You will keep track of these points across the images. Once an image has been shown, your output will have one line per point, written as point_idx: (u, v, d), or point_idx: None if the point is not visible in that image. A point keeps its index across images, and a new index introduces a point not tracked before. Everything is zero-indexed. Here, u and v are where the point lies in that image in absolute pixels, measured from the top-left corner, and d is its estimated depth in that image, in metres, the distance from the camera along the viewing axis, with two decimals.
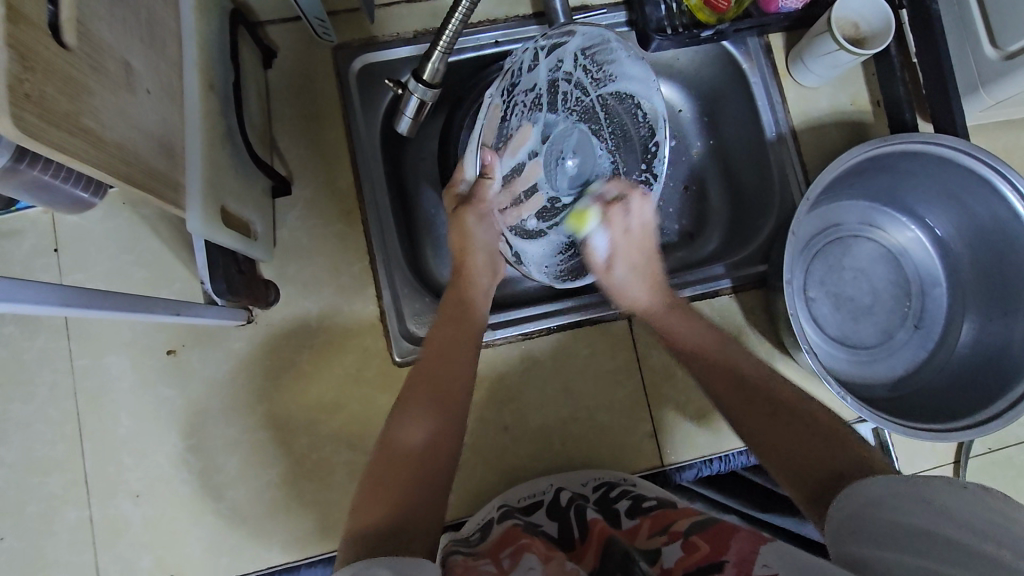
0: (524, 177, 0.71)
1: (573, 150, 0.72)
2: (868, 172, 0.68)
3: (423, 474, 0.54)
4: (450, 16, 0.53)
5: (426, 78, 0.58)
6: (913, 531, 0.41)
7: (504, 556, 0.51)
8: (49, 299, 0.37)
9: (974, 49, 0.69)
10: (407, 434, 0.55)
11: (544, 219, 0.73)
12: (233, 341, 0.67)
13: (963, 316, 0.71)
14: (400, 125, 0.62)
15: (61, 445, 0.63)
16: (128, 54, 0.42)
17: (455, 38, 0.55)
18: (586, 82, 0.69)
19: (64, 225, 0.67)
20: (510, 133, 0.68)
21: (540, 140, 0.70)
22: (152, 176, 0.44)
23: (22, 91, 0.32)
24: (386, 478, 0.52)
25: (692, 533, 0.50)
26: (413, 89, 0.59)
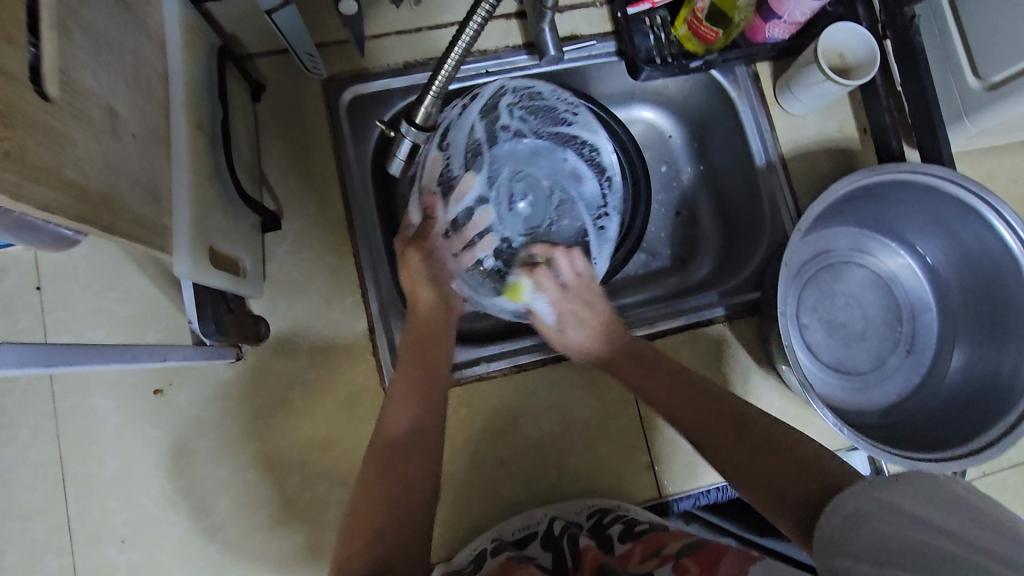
0: (474, 223, 0.73)
1: (523, 197, 0.76)
2: (858, 201, 0.69)
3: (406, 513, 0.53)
4: (444, 60, 0.52)
5: (419, 122, 0.57)
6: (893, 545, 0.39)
7: None
8: (29, 361, 0.36)
9: (957, 79, 0.70)
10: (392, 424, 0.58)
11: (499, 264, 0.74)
12: (222, 379, 0.65)
13: (953, 341, 0.71)
14: (393, 167, 0.62)
15: (43, 490, 0.62)
16: (112, 99, 0.42)
17: (449, 81, 0.54)
18: (524, 130, 0.74)
19: (47, 263, 0.65)
20: (453, 181, 0.73)
21: (487, 185, 0.74)
22: (139, 222, 0.43)
23: (3, 149, 0.31)
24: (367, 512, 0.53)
25: (683, 554, 0.50)
26: (405, 133, 0.58)
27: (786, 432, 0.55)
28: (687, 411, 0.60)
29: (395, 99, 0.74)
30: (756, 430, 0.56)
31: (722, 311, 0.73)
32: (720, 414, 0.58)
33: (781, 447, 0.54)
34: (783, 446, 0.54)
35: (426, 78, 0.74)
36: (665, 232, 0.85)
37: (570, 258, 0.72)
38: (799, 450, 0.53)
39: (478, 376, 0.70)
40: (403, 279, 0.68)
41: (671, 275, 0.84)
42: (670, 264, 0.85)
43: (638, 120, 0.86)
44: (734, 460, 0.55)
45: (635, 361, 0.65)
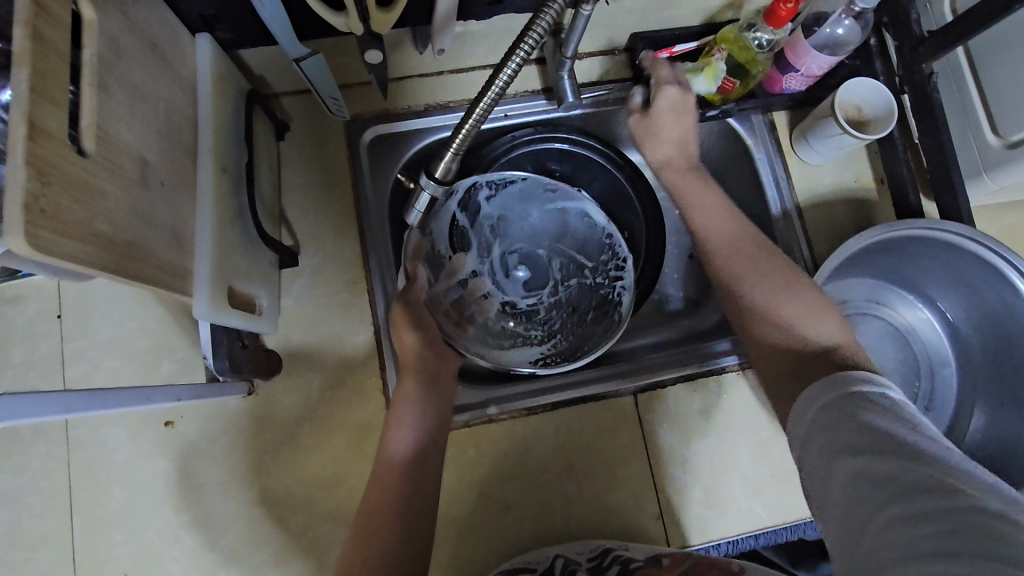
0: (475, 290, 0.77)
1: (520, 263, 0.79)
2: (876, 253, 0.68)
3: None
4: (465, 121, 0.52)
5: (438, 176, 0.58)
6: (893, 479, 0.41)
7: None
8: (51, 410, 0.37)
9: (975, 135, 0.70)
10: (394, 444, 0.58)
11: (508, 323, 0.77)
12: (232, 413, 0.66)
13: (973, 399, 0.70)
14: (410, 218, 0.62)
15: (51, 519, 0.62)
16: (144, 149, 0.43)
17: (469, 139, 0.55)
18: (497, 200, 0.76)
19: (69, 291, 0.67)
20: (444, 261, 0.75)
21: (479, 259, 0.77)
22: (162, 266, 0.44)
23: (39, 207, 0.32)
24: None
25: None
26: (425, 186, 0.59)
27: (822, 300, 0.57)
28: (748, 251, 0.61)
29: (415, 140, 0.76)
30: (790, 293, 0.57)
31: (736, 360, 0.72)
32: (783, 303, 0.57)
33: (810, 326, 0.56)
34: (808, 296, 0.57)
35: (445, 120, 0.75)
36: (679, 274, 0.85)
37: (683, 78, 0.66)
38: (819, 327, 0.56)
39: (487, 418, 0.69)
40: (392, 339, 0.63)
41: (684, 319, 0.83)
42: (683, 308, 0.84)
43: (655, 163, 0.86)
44: (767, 363, 0.57)
45: (744, 247, 0.61)
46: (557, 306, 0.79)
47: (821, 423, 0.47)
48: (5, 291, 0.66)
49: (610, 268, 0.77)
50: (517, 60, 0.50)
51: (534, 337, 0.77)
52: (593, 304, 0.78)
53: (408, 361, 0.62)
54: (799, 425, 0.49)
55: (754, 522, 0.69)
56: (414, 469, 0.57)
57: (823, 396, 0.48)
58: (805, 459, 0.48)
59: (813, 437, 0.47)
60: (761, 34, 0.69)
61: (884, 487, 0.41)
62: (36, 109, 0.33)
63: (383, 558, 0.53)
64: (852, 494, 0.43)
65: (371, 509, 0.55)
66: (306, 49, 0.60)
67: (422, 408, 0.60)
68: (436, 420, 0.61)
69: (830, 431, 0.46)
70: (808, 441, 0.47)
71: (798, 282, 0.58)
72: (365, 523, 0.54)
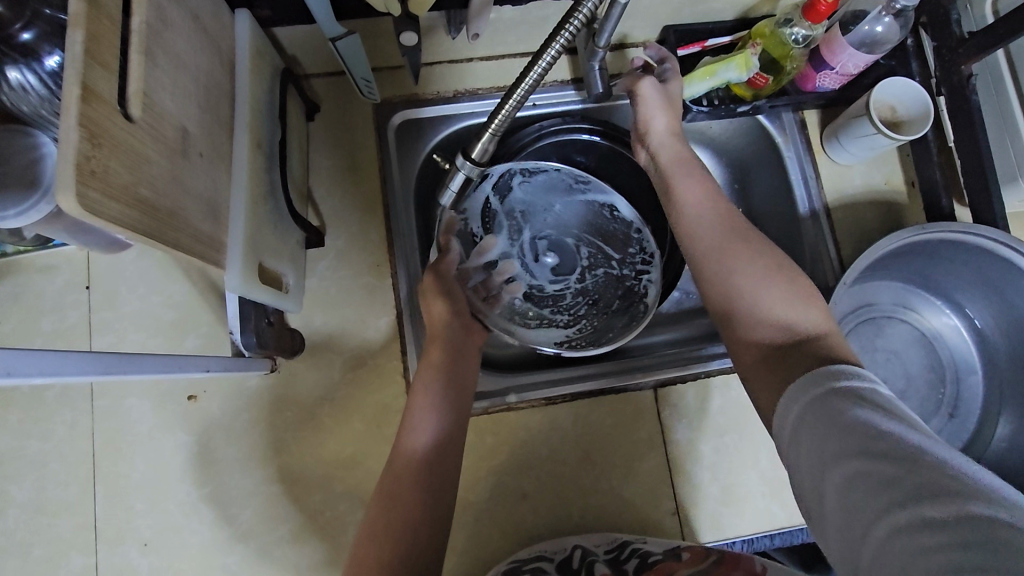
0: (501, 273, 0.76)
1: (548, 250, 0.79)
2: (905, 256, 0.68)
3: (409, 558, 0.52)
4: (501, 107, 0.53)
5: (474, 157, 0.58)
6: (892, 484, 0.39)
7: None
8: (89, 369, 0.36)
9: (1012, 139, 0.69)
10: (415, 436, 0.57)
11: (532, 306, 0.78)
12: (254, 390, 0.66)
13: (1000, 407, 0.69)
14: (444, 198, 0.63)
15: (74, 487, 0.63)
16: (185, 120, 0.43)
17: (505, 124, 0.54)
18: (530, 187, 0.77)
19: (98, 263, 0.67)
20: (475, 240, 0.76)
21: (509, 242, 0.78)
22: (199, 237, 0.44)
23: (89, 168, 0.33)
24: (372, 554, 0.51)
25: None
26: (461, 167, 0.59)
27: (800, 283, 0.54)
28: (726, 235, 0.58)
29: (442, 125, 0.76)
30: (775, 282, 0.54)
31: None
32: (767, 293, 0.54)
33: (794, 317, 0.52)
34: (792, 287, 0.54)
35: (474, 106, 0.75)
36: None
37: (650, 81, 0.65)
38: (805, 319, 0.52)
39: (506, 406, 0.69)
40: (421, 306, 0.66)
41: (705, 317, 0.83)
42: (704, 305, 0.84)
43: None
44: (753, 366, 0.52)
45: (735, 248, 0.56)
46: (582, 294, 0.79)
47: (814, 425, 0.44)
48: (36, 261, 0.66)
49: (637, 260, 0.78)
50: (563, 37, 0.48)
51: (557, 321, 0.78)
52: (617, 297, 0.78)
53: (436, 329, 0.64)
54: (785, 425, 0.46)
55: (770, 522, 0.68)
56: (433, 465, 0.56)
57: (807, 394, 0.46)
58: (799, 465, 0.44)
59: (805, 437, 0.44)
60: (799, 29, 0.68)
61: (884, 494, 0.39)
62: (88, 71, 0.33)
63: (406, 521, 0.53)
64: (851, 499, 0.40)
65: (397, 472, 0.55)
66: (342, 28, 0.60)
67: (450, 375, 0.61)
68: (462, 390, 0.61)
69: (820, 433, 0.43)
70: (799, 445, 0.45)
71: (787, 273, 0.55)
72: (388, 488, 0.55)
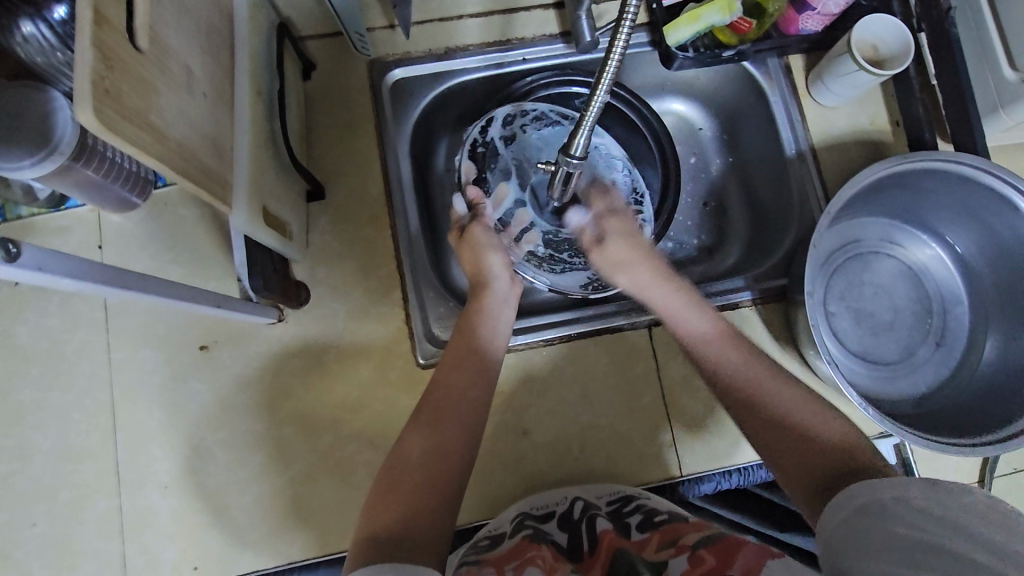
0: (516, 224, 0.78)
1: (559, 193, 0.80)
2: (888, 189, 0.70)
3: (434, 482, 0.54)
4: None
5: (576, 154, 0.54)
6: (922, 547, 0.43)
7: (508, 567, 0.52)
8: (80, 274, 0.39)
9: (992, 72, 0.70)
10: (407, 446, 0.56)
11: (553, 249, 0.79)
12: (262, 340, 0.69)
13: (985, 333, 0.71)
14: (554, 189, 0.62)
15: (95, 435, 0.66)
16: (189, 59, 0.45)
17: None
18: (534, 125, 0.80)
19: (108, 224, 0.70)
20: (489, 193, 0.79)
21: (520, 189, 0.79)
22: (207, 173, 0.47)
23: (104, 87, 0.35)
24: (400, 479, 0.54)
25: (699, 546, 0.51)
26: (564, 163, 0.57)
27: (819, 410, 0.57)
28: (740, 368, 0.61)
29: (434, 82, 0.77)
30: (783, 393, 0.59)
31: (750, 295, 0.74)
32: (787, 399, 0.58)
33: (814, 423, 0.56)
34: (800, 395, 0.59)
35: (467, 62, 0.77)
36: (693, 221, 0.87)
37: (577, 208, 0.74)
38: (827, 429, 0.55)
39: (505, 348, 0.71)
40: (467, 257, 0.70)
41: (698, 264, 0.86)
42: (696, 253, 0.86)
43: (669, 112, 0.88)
44: (803, 486, 0.53)
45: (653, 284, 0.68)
46: None
47: (876, 514, 0.45)
48: (49, 223, 0.69)
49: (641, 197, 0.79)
50: (621, 44, 0.45)
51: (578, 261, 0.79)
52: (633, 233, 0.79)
53: (480, 278, 0.69)
54: (829, 533, 0.46)
55: None
56: (432, 468, 0.55)
57: (852, 498, 0.46)
58: (850, 537, 0.45)
59: (867, 519, 0.45)
60: None
61: (936, 572, 0.42)
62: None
63: (440, 445, 0.56)
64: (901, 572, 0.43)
65: (438, 405, 0.58)
66: None
67: (491, 324, 0.65)
68: (498, 340, 0.65)
69: (888, 518, 0.44)
70: (857, 532, 0.45)
71: (777, 379, 0.60)
72: (423, 415, 0.58)
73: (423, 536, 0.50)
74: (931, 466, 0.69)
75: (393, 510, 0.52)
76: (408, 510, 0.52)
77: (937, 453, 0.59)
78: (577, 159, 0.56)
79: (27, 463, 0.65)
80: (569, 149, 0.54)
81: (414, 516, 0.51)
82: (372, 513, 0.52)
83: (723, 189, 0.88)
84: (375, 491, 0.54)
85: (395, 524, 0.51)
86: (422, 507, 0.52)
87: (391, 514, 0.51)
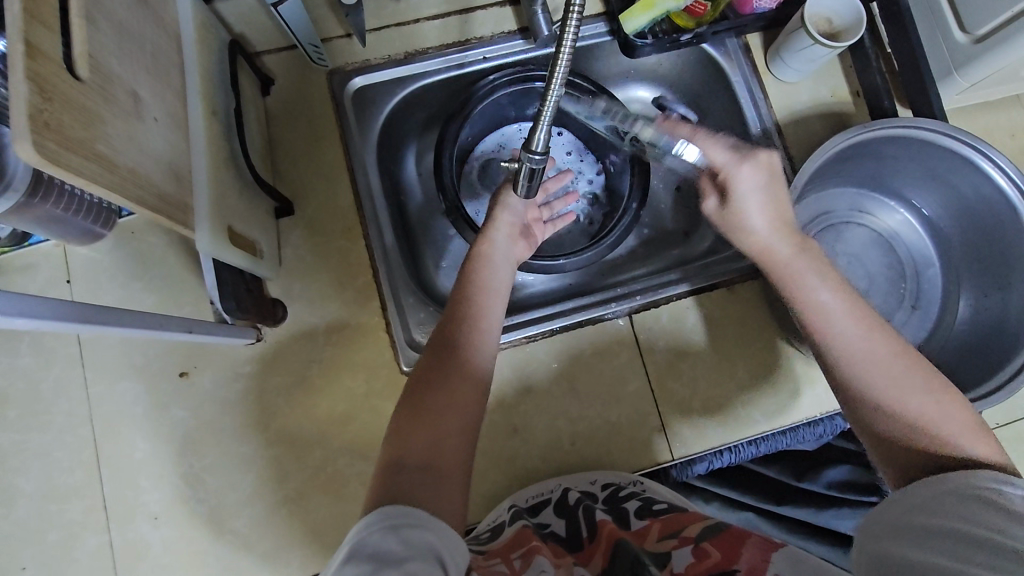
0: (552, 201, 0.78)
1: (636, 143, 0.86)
2: (854, 159, 0.70)
3: (444, 465, 0.52)
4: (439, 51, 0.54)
5: (537, 150, 0.54)
6: (938, 530, 0.44)
7: (515, 556, 0.52)
8: (43, 314, 0.39)
9: (944, 36, 0.71)
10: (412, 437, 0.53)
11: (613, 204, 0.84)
12: (242, 362, 0.68)
13: (958, 292, 0.73)
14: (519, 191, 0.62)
15: (79, 472, 0.65)
16: (135, 84, 0.45)
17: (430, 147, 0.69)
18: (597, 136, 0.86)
19: (76, 257, 0.69)
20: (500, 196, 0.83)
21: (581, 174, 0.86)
22: (166, 198, 0.46)
23: (43, 120, 0.34)
24: (433, 406, 0.55)
25: (704, 539, 0.51)
26: (526, 160, 0.56)
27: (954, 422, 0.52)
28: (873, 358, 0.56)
29: (396, 88, 0.77)
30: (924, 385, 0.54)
31: (727, 275, 0.75)
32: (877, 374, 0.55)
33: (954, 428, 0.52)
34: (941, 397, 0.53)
35: (427, 65, 0.77)
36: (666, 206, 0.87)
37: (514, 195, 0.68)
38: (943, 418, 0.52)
39: None
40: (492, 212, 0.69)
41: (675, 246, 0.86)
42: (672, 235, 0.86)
43: (635, 99, 0.88)
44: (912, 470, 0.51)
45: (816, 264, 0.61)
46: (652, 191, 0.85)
47: (948, 497, 0.46)
48: (14, 262, 0.68)
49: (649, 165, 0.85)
50: (570, 36, 0.45)
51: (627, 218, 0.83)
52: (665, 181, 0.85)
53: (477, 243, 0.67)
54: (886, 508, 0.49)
55: (752, 429, 0.71)
56: (440, 445, 0.53)
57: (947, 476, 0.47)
58: (889, 511, 0.49)
59: (920, 496, 0.47)
60: None
61: (934, 537, 0.44)
62: (31, 29, 0.34)
63: (446, 422, 0.54)
64: (915, 539, 0.45)
65: (446, 379, 0.56)
66: None
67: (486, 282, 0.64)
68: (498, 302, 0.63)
69: (942, 502, 0.46)
70: (906, 520, 0.47)
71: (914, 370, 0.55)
72: (463, 314, 0.60)
73: (448, 456, 0.52)
74: None
75: (427, 414, 0.54)
76: (433, 439, 0.53)
77: None
78: (540, 155, 0.56)
79: (12, 507, 0.63)
80: (530, 144, 0.54)
81: (441, 420, 0.54)
82: (402, 436, 0.53)
83: None
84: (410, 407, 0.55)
85: (426, 450, 0.52)
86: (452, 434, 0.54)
87: (417, 434, 0.53)
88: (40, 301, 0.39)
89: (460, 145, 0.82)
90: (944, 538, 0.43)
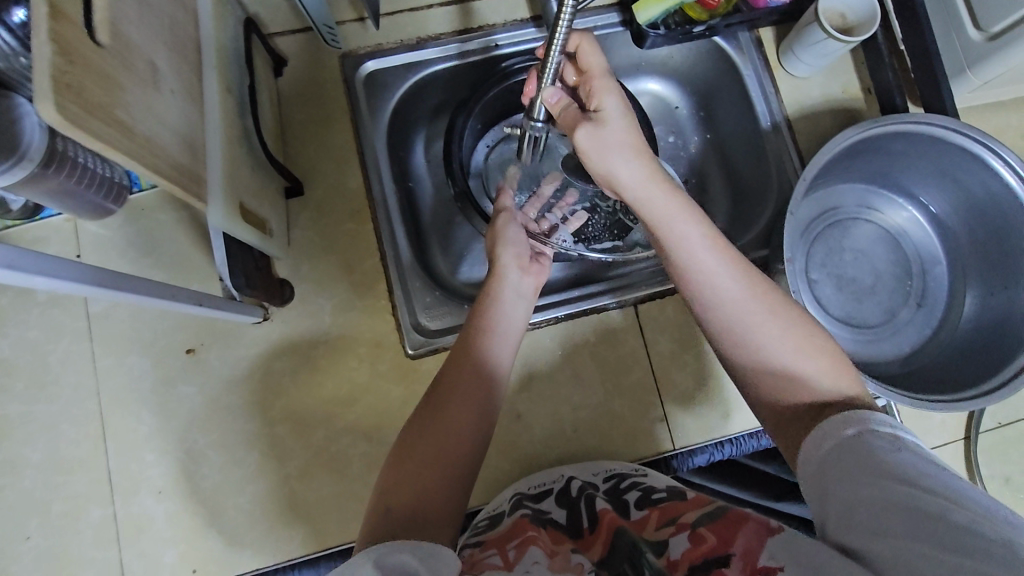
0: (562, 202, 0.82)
1: (670, 130, 0.89)
2: (862, 155, 0.71)
3: (437, 512, 0.50)
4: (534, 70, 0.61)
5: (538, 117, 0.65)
6: (894, 507, 0.41)
7: (510, 547, 0.52)
8: (59, 275, 0.39)
9: (958, 33, 0.71)
10: (402, 488, 0.51)
11: None
12: (249, 340, 0.68)
13: (964, 291, 0.73)
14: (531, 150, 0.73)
15: (85, 444, 0.65)
16: (153, 54, 0.45)
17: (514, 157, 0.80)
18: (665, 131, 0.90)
19: (86, 232, 0.70)
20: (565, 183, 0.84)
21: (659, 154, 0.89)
22: (181, 169, 0.46)
23: (65, 82, 0.35)
24: (421, 458, 0.53)
25: (699, 523, 0.50)
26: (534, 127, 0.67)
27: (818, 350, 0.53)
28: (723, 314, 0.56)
29: (407, 73, 0.77)
30: (775, 318, 0.55)
31: None
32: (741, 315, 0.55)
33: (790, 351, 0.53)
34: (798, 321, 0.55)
35: (439, 51, 0.77)
36: None
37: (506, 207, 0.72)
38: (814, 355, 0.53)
39: None
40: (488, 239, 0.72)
41: None
42: None
43: (645, 92, 0.88)
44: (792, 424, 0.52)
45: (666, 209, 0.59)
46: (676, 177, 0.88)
47: (871, 465, 0.44)
48: (24, 235, 0.69)
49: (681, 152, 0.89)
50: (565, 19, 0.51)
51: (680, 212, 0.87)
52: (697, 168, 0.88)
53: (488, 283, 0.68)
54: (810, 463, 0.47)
55: (754, 421, 0.72)
56: (431, 492, 0.52)
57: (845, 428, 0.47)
58: (822, 480, 0.46)
59: (852, 468, 0.45)
60: None
61: (896, 517, 0.41)
62: None
63: (434, 468, 0.53)
64: (871, 521, 0.42)
65: (438, 422, 0.56)
66: None
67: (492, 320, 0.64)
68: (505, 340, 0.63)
69: (868, 471, 0.44)
70: (826, 488, 0.46)
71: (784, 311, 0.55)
72: (458, 358, 0.60)
73: (436, 504, 0.51)
74: (917, 423, 0.70)
75: (415, 459, 0.53)
76: (422, 489, 0.51)
77: (922, 409, 0.60)
78: (541, 123, 0.67)
79: (17, 478, 0.64)
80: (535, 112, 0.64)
81: (438, 462, 0.53)
82: (389, 484, 0.52)
83: (704, 166, 0.88)
84: (397, 453, 0.54)
85: (413, 500, 0.50)
86: (445, 483, 0.53)
87: (407, 481, 0.52)
88: (59, 262, 0.39)
89: (471, 133, 0.82)
90: (907, 518, 0.40)
